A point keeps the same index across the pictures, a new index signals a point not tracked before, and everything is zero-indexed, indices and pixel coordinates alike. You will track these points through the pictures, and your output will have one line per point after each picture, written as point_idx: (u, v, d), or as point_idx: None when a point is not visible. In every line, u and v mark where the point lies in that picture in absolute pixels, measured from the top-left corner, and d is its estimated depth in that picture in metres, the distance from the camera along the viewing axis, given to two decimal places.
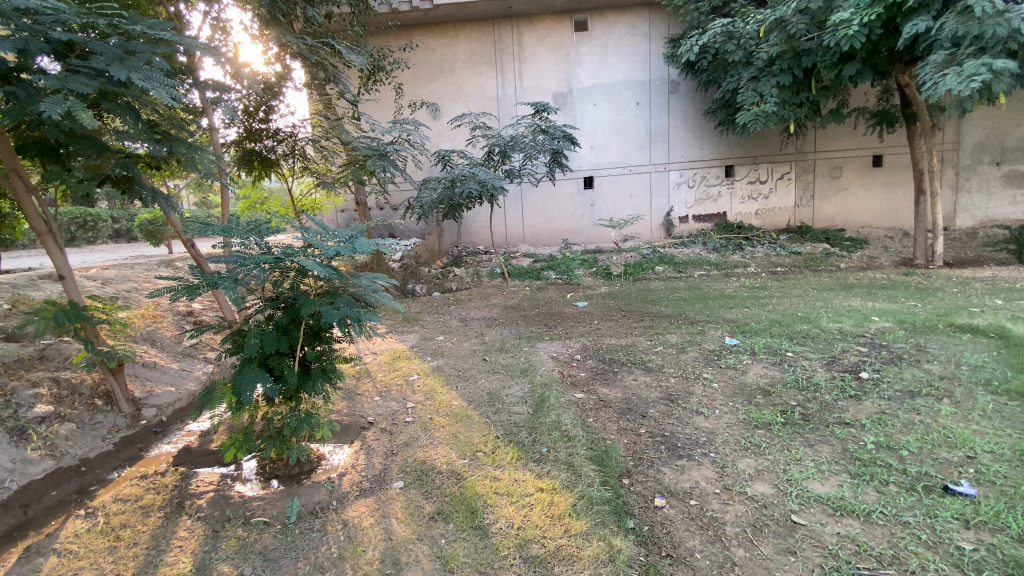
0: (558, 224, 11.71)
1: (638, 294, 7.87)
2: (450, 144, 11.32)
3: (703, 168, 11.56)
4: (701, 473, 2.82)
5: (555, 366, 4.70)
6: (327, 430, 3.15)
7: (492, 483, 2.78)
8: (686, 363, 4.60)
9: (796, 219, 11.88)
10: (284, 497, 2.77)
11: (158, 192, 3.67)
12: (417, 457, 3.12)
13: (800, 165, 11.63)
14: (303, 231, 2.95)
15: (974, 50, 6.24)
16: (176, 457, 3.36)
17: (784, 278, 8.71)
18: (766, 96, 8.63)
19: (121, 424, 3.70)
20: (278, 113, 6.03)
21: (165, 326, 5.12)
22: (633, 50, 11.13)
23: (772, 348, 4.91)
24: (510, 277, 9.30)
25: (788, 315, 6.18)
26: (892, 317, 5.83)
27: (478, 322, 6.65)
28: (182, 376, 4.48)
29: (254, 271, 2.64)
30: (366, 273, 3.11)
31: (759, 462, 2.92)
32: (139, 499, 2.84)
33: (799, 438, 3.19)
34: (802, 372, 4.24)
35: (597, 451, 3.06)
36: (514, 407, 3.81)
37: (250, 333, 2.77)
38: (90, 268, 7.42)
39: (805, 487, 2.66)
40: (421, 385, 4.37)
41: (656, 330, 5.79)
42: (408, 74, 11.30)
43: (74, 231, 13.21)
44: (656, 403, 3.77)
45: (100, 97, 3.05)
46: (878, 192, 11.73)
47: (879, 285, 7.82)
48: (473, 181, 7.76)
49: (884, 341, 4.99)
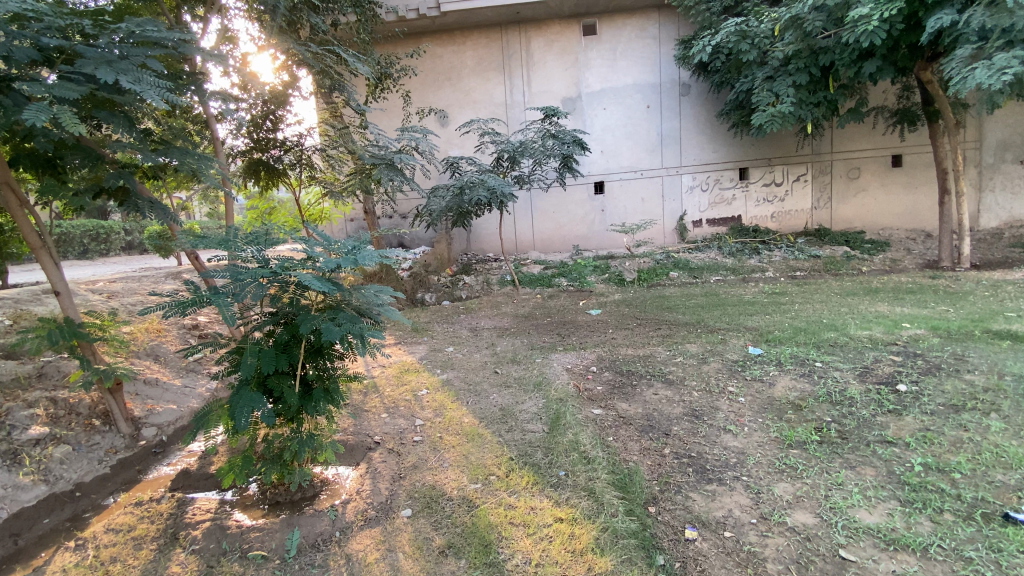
0: (569, 230, 11.50)
1: (652, 301, 7.64)
2: (459, 151, 11.21)
3: (716, 171, 11.32)
4: (735, 500, 2.60)
5: (570, 379, 4.48)
6: (330, 452, 2.97)
7: (506, 512, 2.57)
8: (708, 375, 4.36)
9: (814, 221, 11.56)
10: (283, 528, 2.58)
11: (155, 202, 3.50)
12: (425, 482, 2.93)
13: (817, 166, 11.33)
14: (305, 243, 2.79)
15: (1002, 43, 5.96)
16: (174, 481, 3.18)
17: (805, 283, 8.40)
18: (782, 96, 8.38)
19: (119, 445, 3.54)
20: (285, 124, 5.95)
21: (169, 340, 4.99)
22: (643, 53, 10.94)
23: (799, 358, 4.64)
24: (521, 285, 9.09)
25: (812, 321, 5.91)
26: (924, 324, 5.53)
27: (489, 332, 6.45)
28: (184, 394, 4.32)
29: (251, 288, 2.50)
30: (371, 286, 2.93)
31: (797, 487, 2.68)
32: (131, 530, 2.67)
33: (839, 459, 2.93)
34: (834, 385, 3.98)
35: (620, 475, 2.85)
36: (528, 425, 3.60)
37: (246, 352, 2.61)
38: (97, 280, 7.35)
39: (852, 516, 2.42)
40: (430, 401, 4.17)
41: (675, 339, 5.56)
42: (415, 82, 11.23)
43: (87, 244, 13.21)
44: (680, 420, 3.54)
45: (91, 103, 2.95)
46: (898, 192, 11.38)
47: (905, 289, 7.50)
48: (482, 188, 7.62)
49: (919, 350, 4.71)
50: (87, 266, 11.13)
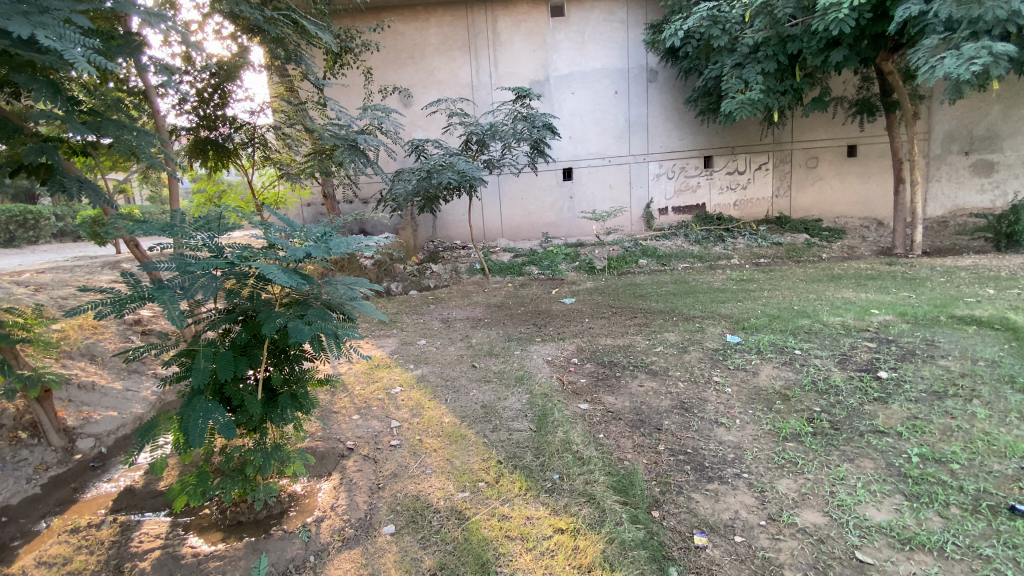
0: (538, 217, 11.30)
1: (625, 289, 7.54)
2: (423, 133, 10.76)
3: (682, 159, 11.34)
4: (739, 500, 2.48)
5: (552, 372, 4.28)
6: (299, 464, 2.66)
7: (501, 525, 2.36)
8: (691, 364, 4.25)
9: (775, 209, 11.80)
10: (247, 554, 2.27)
11: (87, 182, 3.00)
12: (409, 492, 2.67)
13: (778, 155, 11.54)
14: (264, 228, 2.45)
15: (969, 34, 6.12)
16: (117, 501, 2.79)
17: (770, 270, 8.52)
18: (751, 83, 8.34)
19: (51, 461, 3.10)
20: (235, 99, 5.45)
21: (107, 338, 4.48)
22: (611, 37, 10.77)
23: (778, 346, 4.60)
24: (491, 273, 8.83)
25: (785, 308, 5.93)
26: (892, 310, 5.64)
27: (462, 323, 6.17)
28: (126, 398, 3.85)
29: (202, 282, 2.15)
30: (343, 278, 2.61)
31: (800, 484, 2.60)
32: (66, 563, 2.29)
33: (836, 452, 2.89)
34: (817, 373, 3.96)
35: (618, 477, 2.69)
36: (514, 423, 3.38)
37: (199, 355, 2.25)
38: (21, 271, 6.58)
39: (861, 514, 2.37)
40: (405, 400, 3.88)
41: (653, 328, 5.44)
42: (377, 58, 10.69)
43: (13, 230, 11.92)
44: (670, 414, 3.39)
45: (7, 62, 2.48)
46: (854, 181, 11.73)
47: (866, 275, 7.72)
48: (451, 171, 7.27)
49: (891, 335, 4.77)
50: (11, 255, 10.02)
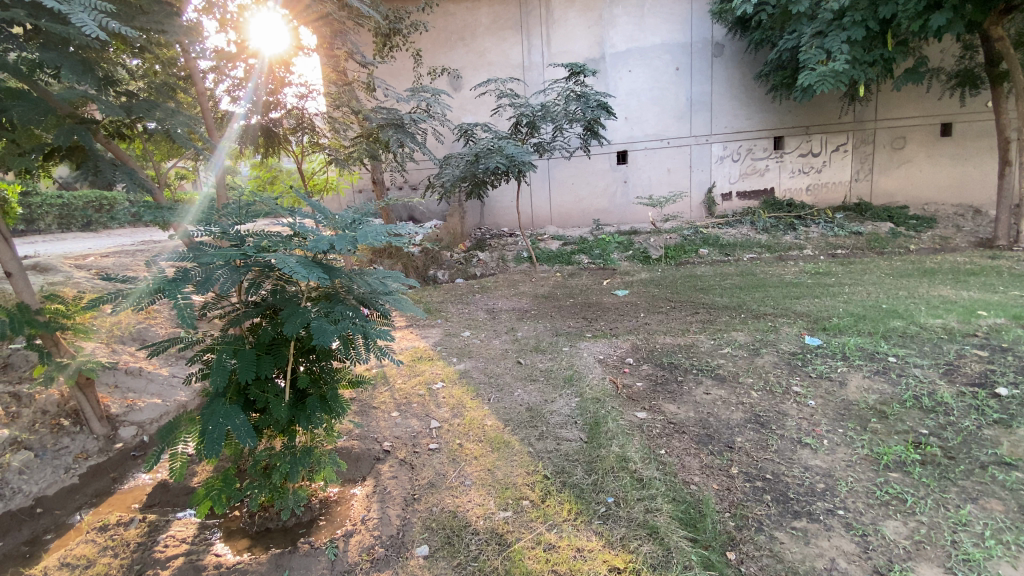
0: (588, 203, 10.81)
1: (683, 281, 6.98)
2: (472, 117, 10.48)
3: (749, 140, 10.48)
4: (836, 545, 2.07)
5: (605, 373, 3.92)
6: (331, 470, 2.47)
7: (547, 556, 2.07)
8: (765, 371, 3.75)
9: (853, 195, 10.73)
10: (269, 570, 2.08)
11: (122, 167, 2.93)
12: (445, 507, 2.42)
13: (859, 135, 10.44)
14: (292, 215, 2.22)
15: None
16: (150, 498, 2.71)
17: (849, 262, 7.70)
18: (834, 53, 7.48)
19: (92, 449, 3.08)
20: (288, 85, 5.39)
21: (158, 323, 4.52)
22: (674, 9, 10.00)
23: (867, 352, 4.00)
24: (538, 262, 8.47)
25: (871, 307, 5.22)
26: (1005, 312, 4.83)
27: (508, 314, 5.89)
28: (172, 385, 3.83)
29: (219, 274, 1.95)
30: (378, 271, 2.34)
31: (911, 528, 2.15)
32: (89, 566, 2.18)
33: (954, 488, 2.39)
34: (918, 386, 3.38)
35: (682, 505, 2.33)
36: (562, 431, 3.06)
37: (221, 352, 2.09)
38: (88, 254, 6.87)
39: (996, 574, 1.90)
40: (447, 398, 3.64)
41: (718, 326, 4.92)
42: (427, 40, 10.51)
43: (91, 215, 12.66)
44: (743, 430, 2.96)
45: (41, 39, 2.48)
46: (948, 163, 10.42)
47: (965, 270, 6.78)
48: (499, 155, 6.88)
49: (1006, 343, 4.06)
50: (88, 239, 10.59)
